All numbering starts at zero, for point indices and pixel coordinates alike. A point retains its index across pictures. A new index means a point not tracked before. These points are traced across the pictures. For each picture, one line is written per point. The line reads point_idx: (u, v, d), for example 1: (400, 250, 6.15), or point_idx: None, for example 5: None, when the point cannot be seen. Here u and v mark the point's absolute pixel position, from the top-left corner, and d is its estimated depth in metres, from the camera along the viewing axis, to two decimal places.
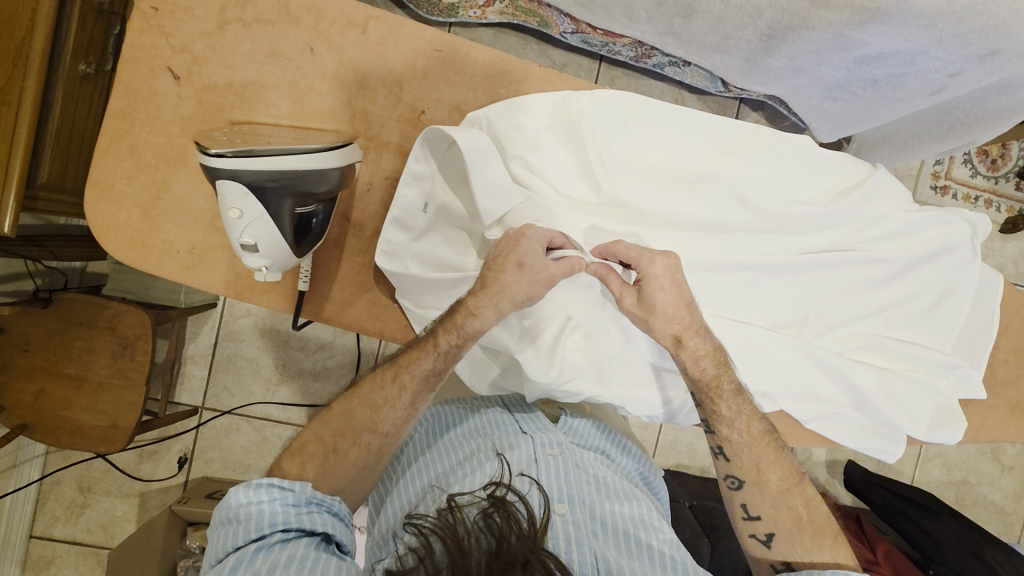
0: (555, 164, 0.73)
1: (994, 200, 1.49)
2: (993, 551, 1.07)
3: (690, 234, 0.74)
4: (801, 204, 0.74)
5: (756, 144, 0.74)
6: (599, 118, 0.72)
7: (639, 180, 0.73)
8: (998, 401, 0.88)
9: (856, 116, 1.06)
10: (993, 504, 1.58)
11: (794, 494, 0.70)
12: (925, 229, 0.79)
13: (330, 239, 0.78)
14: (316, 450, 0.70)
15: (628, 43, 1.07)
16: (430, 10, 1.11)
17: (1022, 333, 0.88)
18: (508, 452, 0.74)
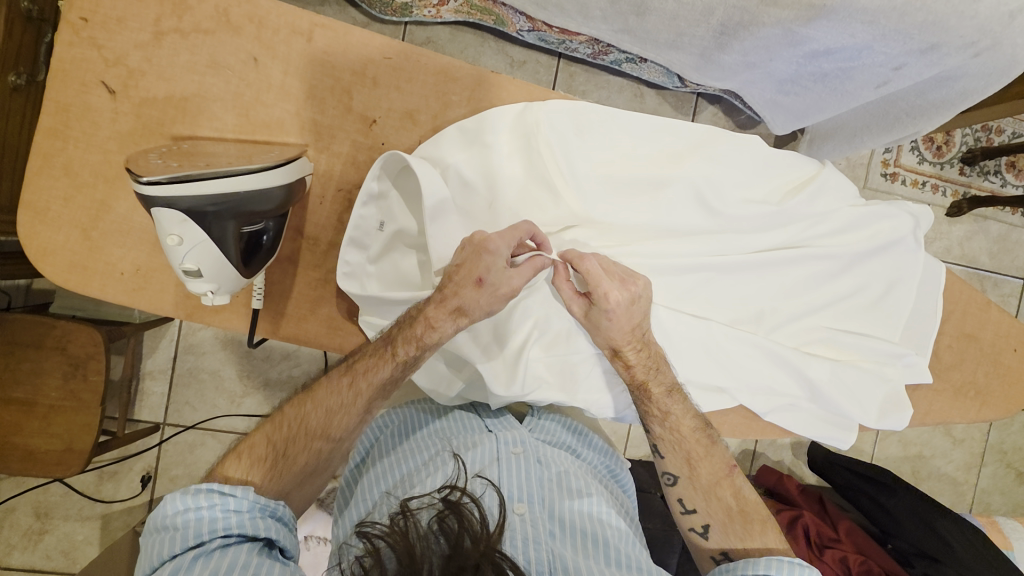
0: (511, 174, 0.73)
1: (940, 185, 1.55)
2: (946, 522, 1.12)
3: (647, 237, 0.75)
4: (754, 205, 0.76)
5: (709, 145, 0.75)
6: (555, 126, 0.72)
7: (595, 187, 0.73)
8: (944, 384, 0.92)
9: (807, 109, 1.09)
10: (946, 475, 1.66)
11: (722, 484, 0.77)
12: (870, 223, 0.82)
13: (285, 252, 0.76)
14: (265, 454, 0.68)
15: (585, 41, 1.07)
16: (384, 9, 1.09)
17: (964, 318, 0.92)
18: (467, 452, 0.74)
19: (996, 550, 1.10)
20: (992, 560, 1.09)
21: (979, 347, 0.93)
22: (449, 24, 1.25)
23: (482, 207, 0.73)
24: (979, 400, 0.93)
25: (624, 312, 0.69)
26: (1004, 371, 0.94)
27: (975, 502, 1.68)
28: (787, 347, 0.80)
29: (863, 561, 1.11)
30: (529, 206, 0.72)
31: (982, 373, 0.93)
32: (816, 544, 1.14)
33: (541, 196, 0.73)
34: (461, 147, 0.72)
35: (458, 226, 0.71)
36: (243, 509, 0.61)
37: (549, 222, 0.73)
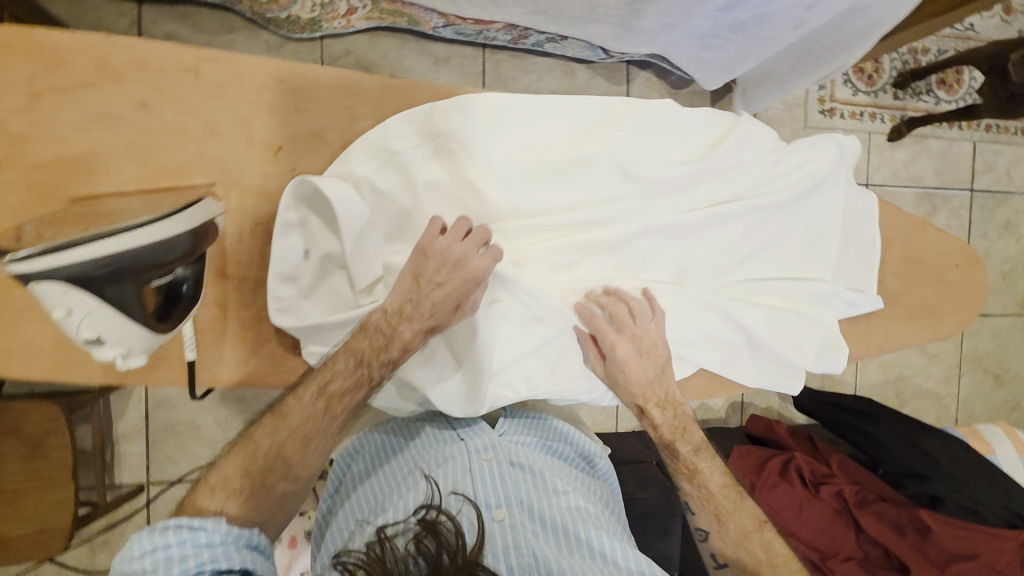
0: (431, 179, 0.70)
1: (878, 113, 1.58)
2: (928, 439, 1.16)
3: (581, 218, 0.74)
4: (679, 166, 0.76)
5: (623, 116, 0.76)
6: (464, 121, 0.71)
7: (517, 177, 0.72)
8: (895, 310, 0.94)
9: (734, 61, 1.10)
10: (929, 392, 1.71)
11: (751, 537, 0.83)
12: (798, 165, 0.82)
13: (209, 298, 0.74)
14: (239, 484, 0.69)
15: (501, 28, 1.06)
16: (291, 27, 1.05)
17: (904, 244, 0.94)
18: (438, 468, 0.74)
19: (977, 456, 1.15)
20: (974, 468, 1.14)
21: (924, 270, 0.95)
22: (365, 31, 1.25)
23: (405, 216, 0.71)
24: (932, 318, 0.95)
25: (636, 364, 0.76)
26: (949, 289, 0.96)
27: (960, 412, 1.73)
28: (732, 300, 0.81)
29: (858, 492, 1.16)
30: (455, 209, 0.70)
31: (931, 293, 0.95)
32: (811, 484, 1.19)
33: (464, 198, 0.70)
34: (373, 161, 0.71)
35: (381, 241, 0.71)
36: (215, 542, 0.62)
37: (480, 224, 0.71)
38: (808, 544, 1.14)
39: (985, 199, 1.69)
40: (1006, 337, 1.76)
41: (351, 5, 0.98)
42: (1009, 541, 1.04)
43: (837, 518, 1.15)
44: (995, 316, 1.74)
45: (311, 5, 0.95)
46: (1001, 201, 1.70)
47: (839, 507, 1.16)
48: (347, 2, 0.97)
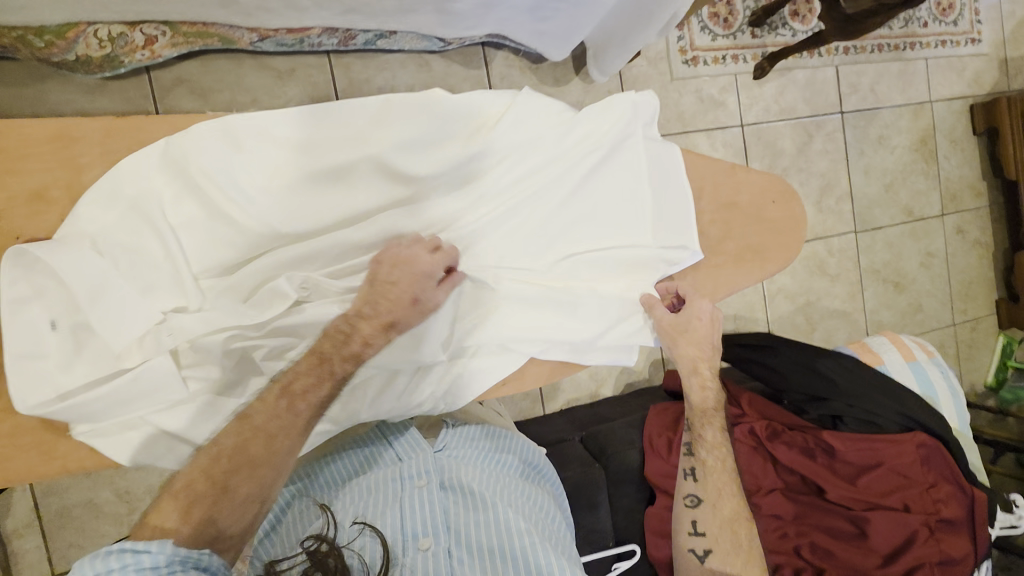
0: (186, 219, 0.75)
1: (740, 54, 1.60)
2: (825, 360, 1.22)
3: (362, 230, 0.78)
4: (445, 156, 0.80)
5: (385, 116, 0.79)
6: (209, 148, 0.74)
7: (276, 198, 0.76)
8: (722, 257, 0.99)
9: (569, 29, 1.08)
10: (837, 311, 1.77)
11: (738, 520, 1.01)
12: (581, 136, 0.88)
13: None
14: (205, 491, 0.68)
15: (321, 32, 1.00)
16: (88, 70, 0.94)
17: (716, 191, 1.00)
18: (380, 491, 0.90)
19: (870, 369, 1.21)
20: (867, 380, 1.19)
21: (740, 212, 0.99)
22: (194, 56, 1.18)
23: (165, 262, 0.75)
24: (758, 259, 1.00)
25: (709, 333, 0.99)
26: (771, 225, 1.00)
27: (869, 324, 1.81)
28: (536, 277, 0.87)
29: (768, 425, 1.18)
30: (219, 240, 0.75)
31: (754, 233, 1.00)
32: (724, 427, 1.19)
33: (220, 229, 0.75)
34: (116, 212, 0.75)
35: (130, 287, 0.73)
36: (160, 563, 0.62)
37: (243, 253, 0.76)
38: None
39: (856, 119, 1.76)
40: (898, 247, 1.84)
41: (148, 34, 0.91)
42: (908, 444, 1.11)
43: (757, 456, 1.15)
44: (885, 228, 1.82)
45: (98, 41, 0.87)
46: (870, 119, 1.77)
47: (755, 444, 1.17)
48: (141, 31, 0.90)
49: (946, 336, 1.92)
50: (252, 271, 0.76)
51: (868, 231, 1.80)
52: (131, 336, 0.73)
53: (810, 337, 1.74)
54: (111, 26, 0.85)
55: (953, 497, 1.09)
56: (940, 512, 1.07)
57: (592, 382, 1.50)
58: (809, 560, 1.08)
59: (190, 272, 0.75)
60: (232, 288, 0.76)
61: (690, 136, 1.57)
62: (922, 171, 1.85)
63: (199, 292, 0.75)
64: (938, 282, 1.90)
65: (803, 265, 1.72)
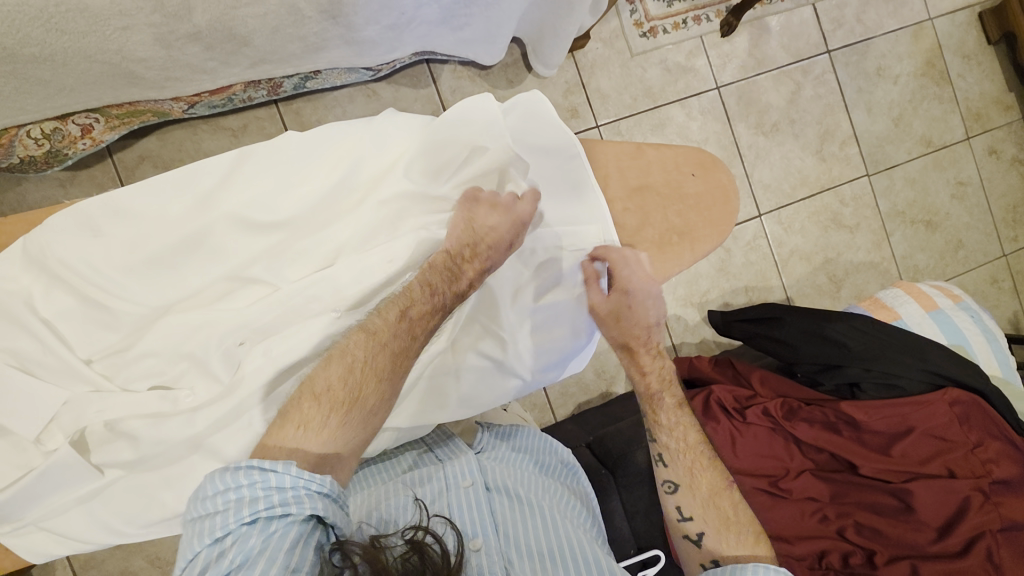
0: (58, 310, 0.70)
1: (701, 14, 1.51)
2: (835, 324, 1.10)
3: (233, 293, 0.74)
4: (305, 198, 0.75)
5: (242, 169, 0.75)
6: (64, 241, 0.70)
7: (141, 278, 0.72)
8: (642, 246, 0.87)
9: (490, 31, 1.05)
10: (864, 263, 1.63)
11: (721, 496, 0.81)
12: (448, 135, 0.80)
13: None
14: (340, 399, 0.61)
15: (246, 86, 1.01)
16: (37, 168, 0.99)
17: (622, 176, 0.89)
18: (423, 492, 0.78)
19: (884, 325, 1.10)
20: (885, 339, 1.08)
21: (657, 194, 0.88)
22: (150, 131, 1.21)
23: (52, 362, 0.70)
24: (687, 239, 0.88)
25: (636, 312, 0.85)
26: (693, 203, 0.89)
27: (903, 270, 1.66)
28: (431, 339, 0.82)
29: (783, 403, 1.08)
30: (94, 342, 0.71)
31: (675, 215, 0.88)
32: (736, 412, 1.08)
33: (97, 319, 0.71)
34: None
35: (33, 379, 0.69)
36: (285, 485, 0.55)
37: (124, 337, 0.72)
38: (757, 473, 1.02)
39: (847, 55, 1.62)
40: (922, 181, 1.68)
41: (81, 124, 0.94)
42: (939, 404, 1.01)
43: (776, 437, 1.05)
44: (903, 164, 1.66)
45: (33, 141, 0.91)
46: (863, 51, 1.63)
47: (773, 425, 1.06)
48: (74, 123, 0.93)
49: (997, 269, 1.73)
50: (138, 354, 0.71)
51: (884, 171, 1.65)
52: (38, 428, 0.69)
53: (837, 296, 1.61)
54: (41, 124, 0.89)
55: (1003, 454, 0.98)
56: (992, 474, 0.96)
57: (600, 383, 1.45)
58: (857, 544, 0.95)
59: (80, 359, 0.70)
60: (126, 377, 0.71)
61: (663, 110, 1.49)
62: (934, 95, 1.69)
63: (95, 378, 0.71)
64: (977, 212, 1.72)
65: (814, 220, 1.60)
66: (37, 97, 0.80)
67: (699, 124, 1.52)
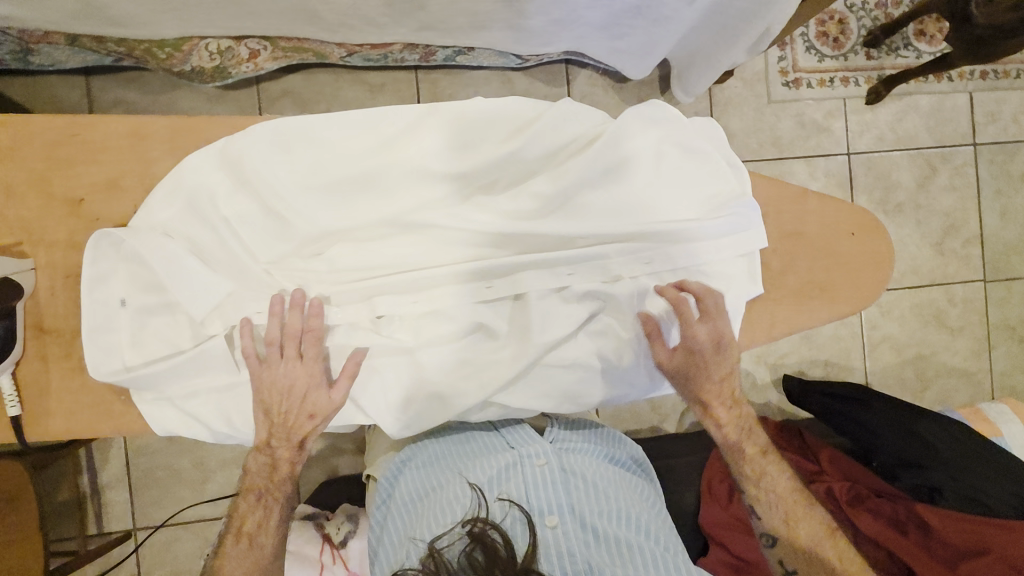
0: (239, 212, 0.70)
1: (850, 76, 1.46)
2: (925, 423, 1.05)
3: (395, 235, 0.73)
4: (482, 159, 0.72)
5: (428, 120, 0.72)
6: (257, 151, 0.69)
7: (316, 201, 0.71)
8: (780, 293, 0.84)
9: (647, 46, 1.05)
10: (957, 370, 1.54)
11: (823, 545, 0.84)
12: (631, 129, 0.76)
13: (30, 350, 0.73)
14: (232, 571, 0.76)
15: (403, 48, 1.05)
16: (202, 80, 1.06)
17: (779, 217, 0.85)
18: (487, 475, 0.82)
19: (981, 439, 1.04)
20: (977, 452, 1.02)
21: (807, 244, 0.85)
22: (298, 69, 1.28)
23: (226, 258, 0.72)
24: (827, 296, 0.85)
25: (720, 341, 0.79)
26: (843, 262, 0.85)
27: (998, 388, 1.55)
28: (552, 331, 0.75)
29: (851, 488, 1.05)
30: (263, 248, 0.72)
31: (821, 269, 0.85)
32: None
33: (273, 227, 0.71)
34: (177, 205, 0.71)
35: (205, 268, 0.71)
36: None
37: (294, 250, 0.72)
38: None
39: (993, 152, 1.54)
40: None
41: (251, 49, 1.00)
42: None
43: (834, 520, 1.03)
44: None
45: (208, 54, 0.98)
46: (1011, 153, 1.54)
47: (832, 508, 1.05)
48: (246, 46, 0.99)
49: None
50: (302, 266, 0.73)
51: (1003, 281, 1.55)
52: (206, 311, 0.71)
53: (919, 396, 1.52)
54: (220, 41, 0.95)
55: None
56: None
57: (653, 416, 1.42)
58: None
59: (250, 261, 0.71)
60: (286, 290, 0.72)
61: (787, 163, 1.45)
62: None
63: (261, 282, 0.72)
64: None
65: (916, 312, 1.52)
66: (228, 15, 0.86)
67: (820, 186, 1.47)
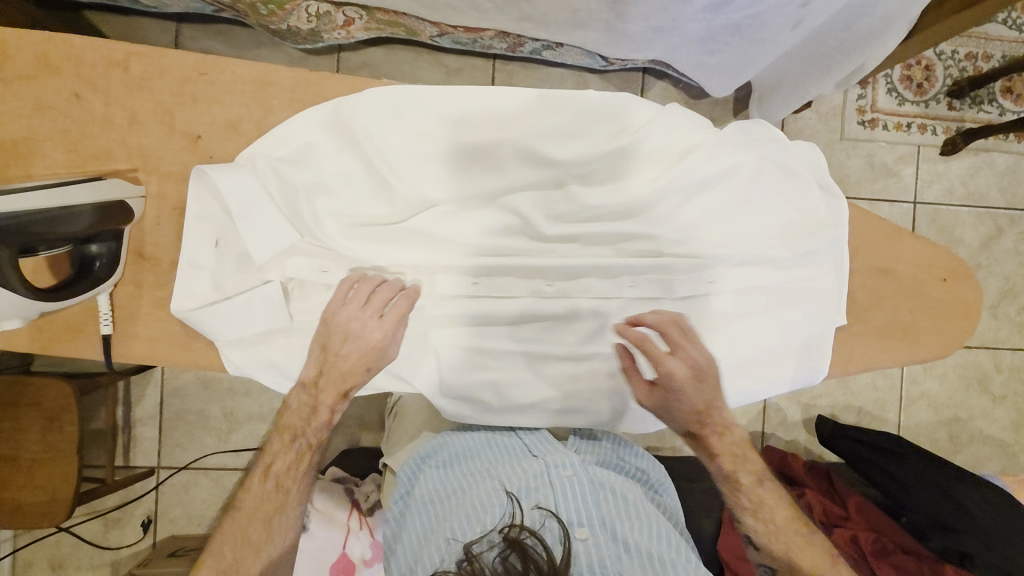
0: (343, 172, 0.70)
1: (929, 124, 1.44)
2: (964, 485, 1.01)
3: (491, 211, 0.72)
4: (593, 148, 0.70)
5: (546, 104, 0.70)
6: (371, 114, 0.68)
7: (425, 170, 0.70)
8: (862, 327, 0.83)
9: (736, 65, 1.04)
10: (992, 438, 1.50)
11: (783, 535, 0.79)
12: (740, 148, 0.73)
13: (127, 275, 0.73)
14: (239, 531, 0.73)
15: (495, 35, 1.06)
16: (295, 40, 1.09)
17: (874, 251, 0.83)
18: (518, 481, 0.80)
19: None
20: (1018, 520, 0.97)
21: (897, 283, 0.83)
22: (380, 43, 1.30)
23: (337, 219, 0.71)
24: (907, 338, 0.83)
25: (692, 386, 0.74)
26: (930, 305, 0.84)
27: None
28: (607, 343, 0.76)
29: (877, 540, 1.02)
30: (363, 212, 0.71)
31: (906, 310, 0.83)
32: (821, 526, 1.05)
33: (375, 191, 0.71)
34: (286, 150, 0.70)
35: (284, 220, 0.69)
36: None
37: (393, 216, 0.72)
38: None
39: None
40: None
41: (348, 16, 1.02)
42: None
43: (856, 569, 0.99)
44: None
45: (307, 16, 1.00)
46: None
47: (855, 557, 1.01)
48: (343, 13, 1.01)
49: None
50: (395, 234, 0.71)
51: None
52: (268, 257, 0.69)
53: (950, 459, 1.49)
54: (321, 5, 0.97)
55: None
56: None
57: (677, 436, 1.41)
58: None
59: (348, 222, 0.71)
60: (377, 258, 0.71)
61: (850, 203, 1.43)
62: None
63: (348, 245, 0.70)
64: None
65: (959, 373, 1.48)
66: None
67: None
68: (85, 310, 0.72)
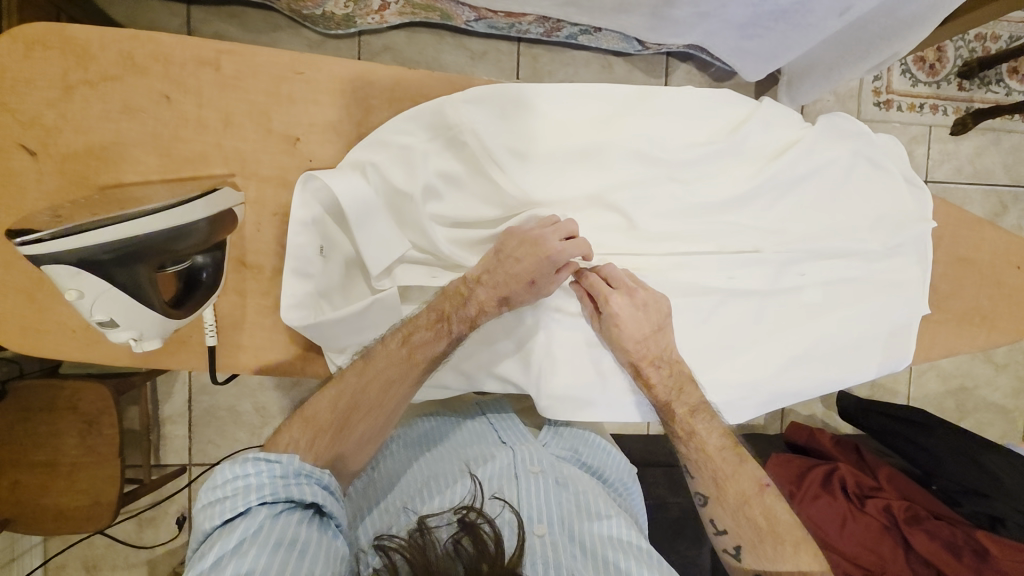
0: (448, 174, 0.71)
1: (940, 104, 1.47)
2: (991, 455, 1.07)
3: (593, 210, 0.74)
4: (698, 147, 0.73)
5: (648, 104, 0.73)
6: (478, 113, 0.70)
7: (538, 171, 0.72)
8: (944, 314, 0.90)
9: (775, 50, 1.04)
10: (994, 405, 1.58)
11: (752, 503, 0.74)
12: (823, 145, 0.77)
13: (229, 284, 0.76)
14: (328, 422, 0.68)
15: (533, 20, 1.04)
16: (327, 25, 1.06)
17: (955, 242, 0.90)
18: (482, 468, 0.74)
19: None
20: None
21: (977, 270, 0.90)
22: (401, 27, 1.24)
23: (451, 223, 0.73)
24: (986, 324, 0.91)
25: (633, 319, 0.72)
26: (1008, 292, 0.91)
27: None
28: (691, 337, 0.78)
29: (908, 508, 1.06)
30: (476, 213, 0.72)
31: (986, 297, 0.91)
32: (856, 497, 1.08)
33: (482, 193, 0.72)
34: (384, 154, 0.71)
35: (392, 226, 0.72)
36: (290, 475, 0.61)
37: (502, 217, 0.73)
38: (851, 559, 1.01)
39: None
40: None
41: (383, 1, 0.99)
42: None
43: (886, 536, 1.03)
44: None
45: (344, 2, 0.96)
46: None
47: (887, 524, 1.04)
48: None
49: None
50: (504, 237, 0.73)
51: None
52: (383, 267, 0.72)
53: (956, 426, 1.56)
54: None
55: None
56: None
57: None
58: None
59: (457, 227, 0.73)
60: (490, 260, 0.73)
61: None
62: None
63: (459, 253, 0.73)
64: None
65: None
66: None
67: None
68: (190, 322, 0.76)
